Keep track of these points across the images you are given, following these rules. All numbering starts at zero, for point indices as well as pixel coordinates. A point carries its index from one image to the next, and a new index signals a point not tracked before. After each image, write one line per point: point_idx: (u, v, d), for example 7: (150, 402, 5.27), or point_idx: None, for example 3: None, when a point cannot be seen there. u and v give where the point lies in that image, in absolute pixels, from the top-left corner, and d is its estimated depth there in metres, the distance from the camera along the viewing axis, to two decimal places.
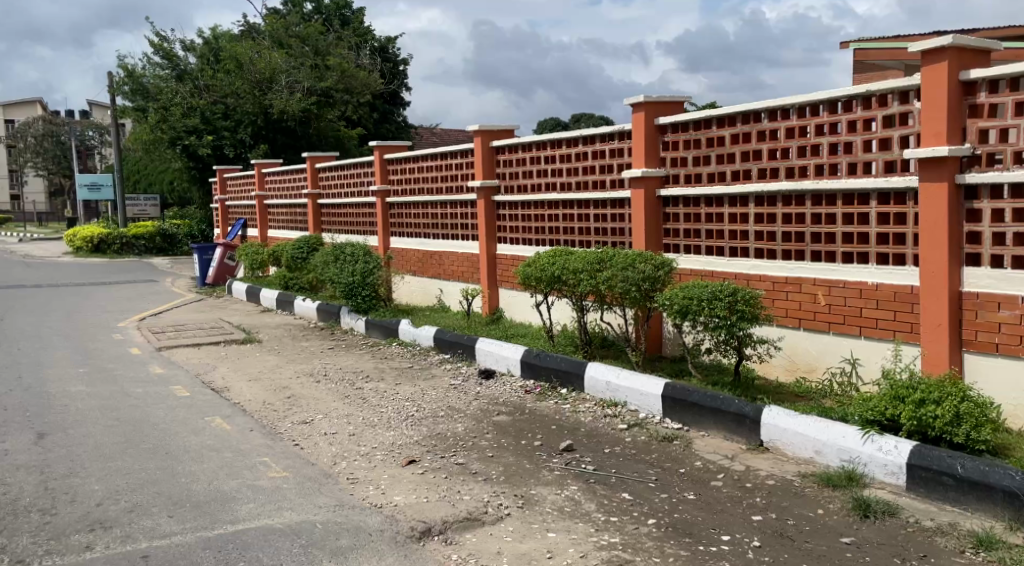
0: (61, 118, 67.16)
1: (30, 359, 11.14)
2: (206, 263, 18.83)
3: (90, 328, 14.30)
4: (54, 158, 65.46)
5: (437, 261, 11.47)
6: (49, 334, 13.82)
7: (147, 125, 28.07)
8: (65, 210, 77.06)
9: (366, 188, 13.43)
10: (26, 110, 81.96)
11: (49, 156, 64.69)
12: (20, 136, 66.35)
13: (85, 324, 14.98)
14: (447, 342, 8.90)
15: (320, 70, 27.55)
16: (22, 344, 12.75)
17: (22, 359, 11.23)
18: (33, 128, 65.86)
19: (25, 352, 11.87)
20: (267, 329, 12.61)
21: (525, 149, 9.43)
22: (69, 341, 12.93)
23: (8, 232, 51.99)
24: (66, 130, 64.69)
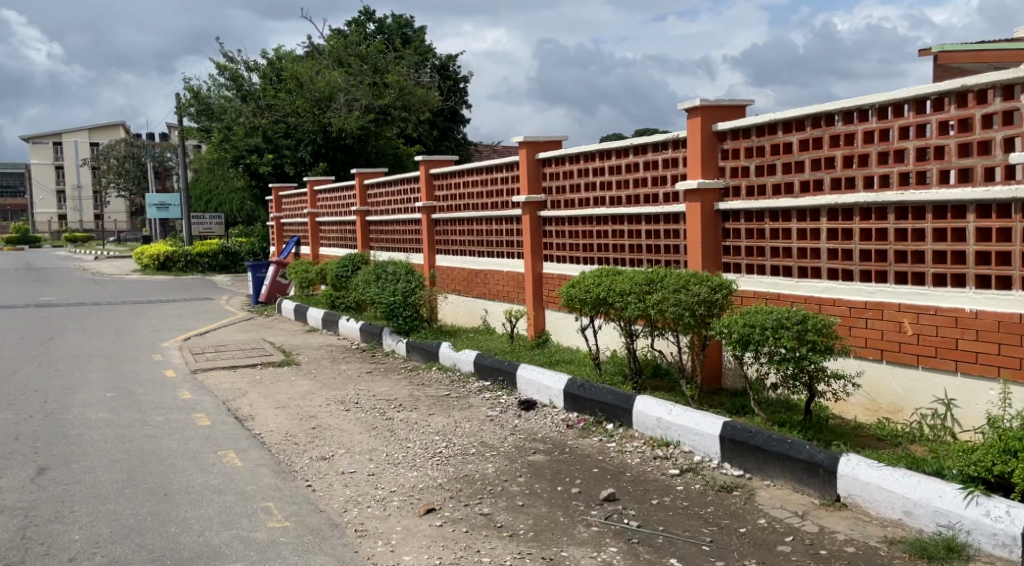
0: (139, 140, 69.06)
1: (66, 383, 10.88)
2: (259, 281, 18.50)
3: (134, 348, 14.09)
4: (132, 179, 67.18)
5: (483, 280, 10.83)
6: (93, 355, 13.66)
7: (211, 145, 28.30)
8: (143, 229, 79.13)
9: (412, 205, 12.90)
10: (109, 134, 84.73)
11: (128, 178, 66.77)
12: (101, 158, 68.55)
13: (131, 343, 14.77)
14: (487, 368, 8.24)
15: (379, 88, 27.21)
16: (63, 365, 12.58)
17: (59, 381, 11.00)
18: (113, 150, 67.80)
19: (63, 375, 11.63)
20: (307, 349, 12.11)
21: (572, 161, 8.75)
22: (109, 362, 12.70)
23: (89, 251, 53.55)
24: (145, 152, 66.72)
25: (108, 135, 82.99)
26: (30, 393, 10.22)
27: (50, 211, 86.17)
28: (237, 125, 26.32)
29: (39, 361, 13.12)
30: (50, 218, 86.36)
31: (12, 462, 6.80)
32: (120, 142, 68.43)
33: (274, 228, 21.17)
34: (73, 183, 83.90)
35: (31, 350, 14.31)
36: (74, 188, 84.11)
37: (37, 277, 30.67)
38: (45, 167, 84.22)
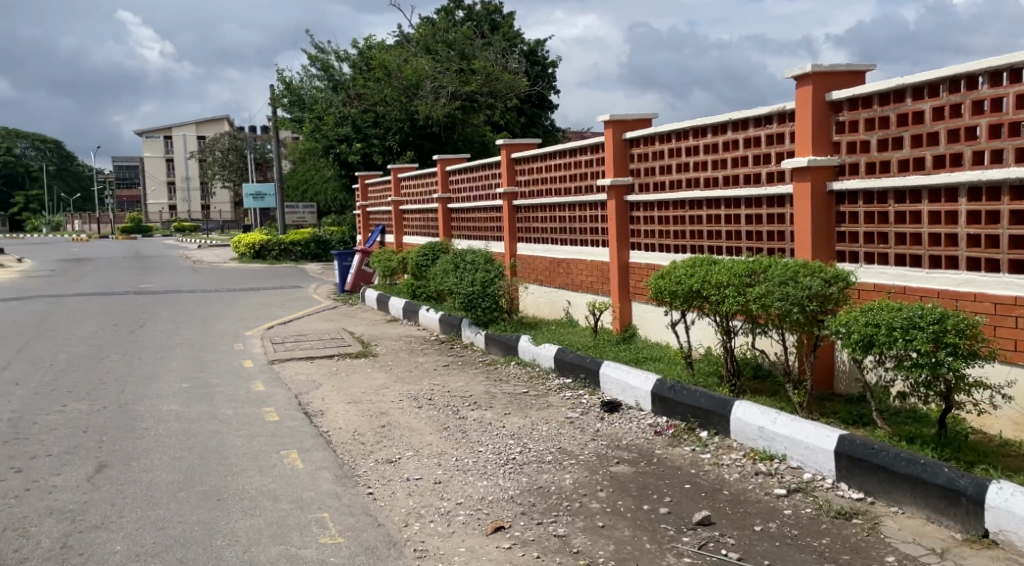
0: (241, 133, 70.84)
1: (145, 369, 10.74)
2: (345, 270, 18.28)
3: (217, 335, 14.00)
4: (233, 171, 68.89)
5: (565, 270, 10.25)
6: (177, 341, 13.61)
7: (303, 136, 28.45)
8: (245, 219, 81.28)
9: (494, 191, 12.38)
10: (214, 128, 87.29)
11: (232, 169, 68.79)
12: (206, 151, 70.70)
13: (216, 329, 14.68)
14: (569, 364, 7.66)
15: (465, 74, 26.64)
16: (146, 351, 12.52)
17: (138, 368, 10.88)
18: (216, 142, 69.64)
19: (144, 360, 11.51)
20: (386, 339, 11.70)
21: (663, 139, 8.07)
22: (191, 348, 12.60)
23: (193, 239, 55.07)
24: (247, 144, 68.59)
25: (213, 130, 85.87)
26: (107, 379, 10.09)
27: (158, 201, 89.28)
28: (329, 115, 26.29)
29: (123, 347, 13.10)
30: (160, 208, 89.85)
31: (71, 456, 6.54)
32: (222, 134, 70.29)
33: (360, 216, 20.75)
34: (182, 176, 86.90)
35: (118, 335, 14.36)
36: (180, 179, 86.91)
37: (137, 265, 31.41)
38: (155, 160, 87.28)
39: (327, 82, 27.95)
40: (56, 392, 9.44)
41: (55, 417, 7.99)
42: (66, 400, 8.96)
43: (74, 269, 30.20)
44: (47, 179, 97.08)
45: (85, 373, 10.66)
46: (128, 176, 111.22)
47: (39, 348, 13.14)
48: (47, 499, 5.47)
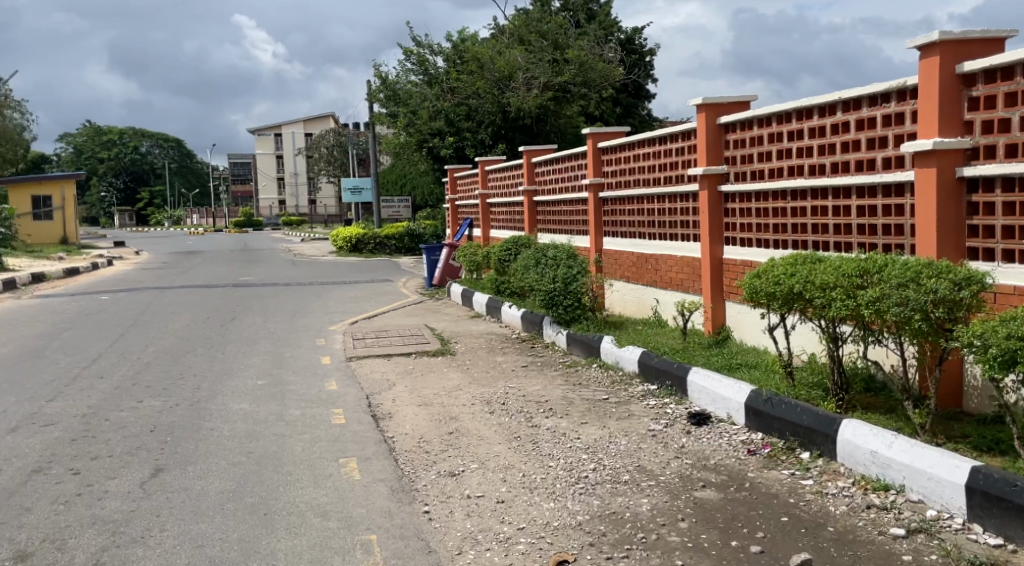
0: (345, 129, 72.06)
1: (226, 359, 10.55)
2: (433, 264, 17.95)
3: (302, 323, 13.82)
4: (337, 166, 70.12)
5: (653, 266, 9.60)
6: (262, 328, 13.49)
7: (398, 130, 28.39)
8: (347, 212, 82.71)
9: (580, 183, 11.80)
10: (321, 125, 89.34)
11: (337, 165, 70.04)
12: (312, 148, 72.23)
13: (302, 317, 14.50)
14: (656, 370, 7.11)
15: (558, 64, 26.02)
16: (230, 338, 12.42)
17: (219, 358, 10.74)
18: (321, 140, 70.94)
19: (227, 350, 11.30)
20: (467, 336, 11.27)
21: (763, 123, 7.35)
22: (274, 336, 12.43)
23: (299, 233, 56.22)
24: (349, 140, 69.70)
25: (320, 127, 88.03)
26: (187, 369, 9.93)
27: (267, 196, 91.87)
28: (423, 110, 26.13)
29: (211, 333, 13.04)
30: (270, 204, 92.46)
31: (132, 458, 6.20)
32: (328, 131, 71.64)
33: (450, 211, 20.30)
34: (290, 172, 89.12)
35: (207, 322, 14.37)
36: (289, 176, 89.16)
37: (241, 258, 32.09)
38: (264, 156, 89.77)
39: (422, 76, 27.77)
40: (136, 381, 9.22)
41: (127, 411, 7.68)
42: (143, 390, 8.77)
43: (180, 262, 30.98)
44: (170, 177, 101.40)
45: (168, 362, 10.53)
46: (242, 173, 114.84)
47: (132, 334, 13.21)
48: (95, 505, 5.17)
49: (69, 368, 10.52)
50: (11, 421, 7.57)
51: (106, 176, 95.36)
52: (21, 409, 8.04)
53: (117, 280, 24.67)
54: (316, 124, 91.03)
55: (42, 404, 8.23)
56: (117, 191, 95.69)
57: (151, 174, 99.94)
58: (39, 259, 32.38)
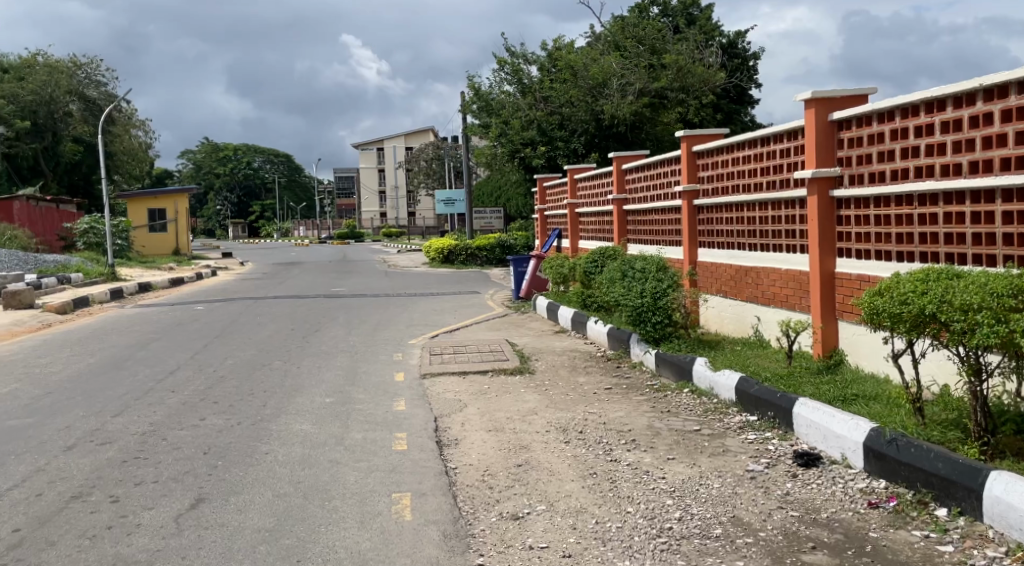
0: (444, 141, 72.49)
1: (301, 371, 10.05)
2: (520, 276, 17.26)
3: (383, 333, 13.33)
4: (437, 179, 70.53)
5: (754, 280, 8.74)
6: (342, 337, 13.06)
7: (491, 141, 27.91)
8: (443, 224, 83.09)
9: (673, 190, 10.98)
10: (421, 138, 90.63)
11: (436, 178, 70.52)
12: (412, 161, 72.91)
13: (385, 326, 14.01)
14: (756, 399, 6.36)
15: (655, 70, 25.09)
16: (309, 347, 12.02)
17: (294, 369, 10.29)
18: (421, 154, 72.34)
19: (305, 361, 10.79)
20: (550, 353, 10.56)
21: (884, 118, 6.49)
22: (353, 346, 11.96)
23: (396, 245, 56.57)
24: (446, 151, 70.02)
25: (420, 140, 89.15)
26: (260, 381, 9.45)
27: (369, 209, 93.29)
28: (516, 119, 25.55)
29: (292, 341, 12.63)
30: (369, 215, 93.76)
31: (176, 485, 5.56)
32: (429, 146, 72.39)
33: (539, 221, 19.62)
34: (390, 185, 90.29)
35: (292, 330, 14.01)
36: (390, 189, 90.34)
37: (338, 268, 32.16)
38: (368, 171, 91.33)
39: (516, 87, 27.31)
40: (206, 394, 8.72)
41: (186, 429, 7.15)
42: (210, 402, 8.29)
43: (277, 273, 31.20)
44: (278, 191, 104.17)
45: (244, 372, 10.08)
46: (346, 186, 117.14)
47: (217, 340, 12.90)
48: (121, 543, 4.61)
49: (146, 375, 10.19)
50: (69, 437, 7.06)
51: (222, 192, 99.07)
52: (84, 422, 7.51)
53: (215, 290, 24.87)
54: (417, 137, 92.15)
55: (108, 416, 7.75)
56: (233, 205, 99.19)
57: (263, 189, 103.24)
58: (149, 269, 33.22)
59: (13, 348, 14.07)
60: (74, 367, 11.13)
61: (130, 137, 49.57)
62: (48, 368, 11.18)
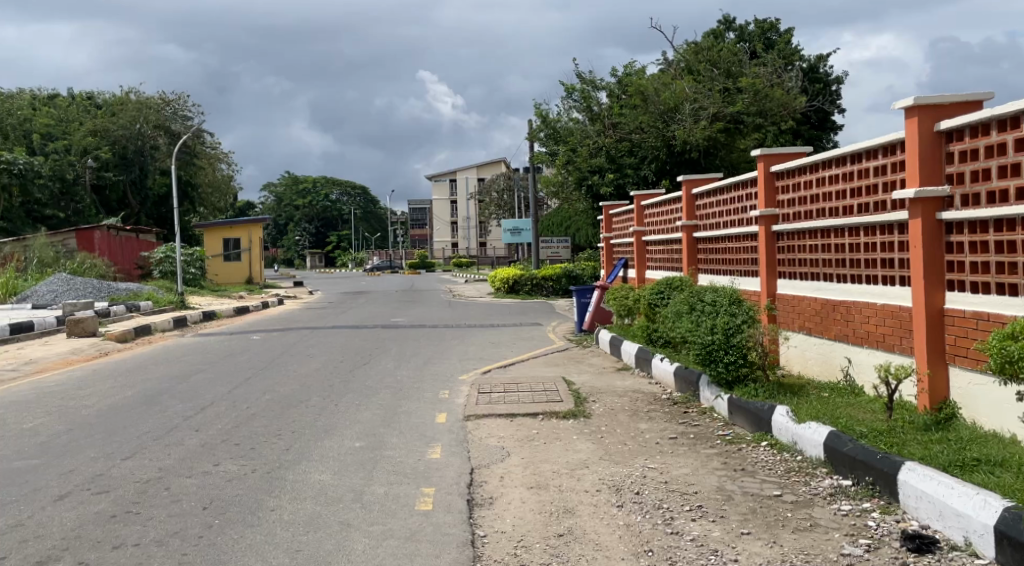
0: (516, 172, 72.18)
1: (340, 408, 9.26)
2: (584, 307, 16.29)
3: (434, 366, 12.49)
4: (508, 209, 70.18)
5: (843, 316, 7.71)
6: (391, 370, 12.28)
7: (559, 170, 27.07)
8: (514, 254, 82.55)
9: (749, 215, 10.00)
10: (493, 169, 90.45)
11: (508, 208, 70.17)
12: (484, 193, 72.75)
13: (438, 359, 13.17)
14: (852, 460, 5.45)
15: (731, 94, 23.87)
16: (354, 381, 11.25)
17: (333, 405, 9.51)
18: (493, 185, 72.18)
19: (346, 397, 10.00)
20: (609, 394, 9.61)
21: (1004, 126, 5.54)
22: (400, 380, 11.16)
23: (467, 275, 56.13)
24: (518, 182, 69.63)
25: (492, 171, 89.20)
26: (293, 419, 8.69)
27: (441, 239, 93.40)
28: (584, 147, 24.76)
29: (340, 374, 11.89)
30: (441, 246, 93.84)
31: (157, 551, 4.79)
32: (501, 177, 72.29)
33: (604, 250, 18.68)
34: (462, 216, 90.34)
35: (342, 361, 13.28)
36: (462, 220, 90.28)
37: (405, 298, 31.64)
38: (440, 202, 91.50)
39: (585, 114, 26.48)
40: (232, 434, 7.99)
41: (194, 478, 6.38)
42: (232, 443, 7.54)
43: (343, 303, 30.81)
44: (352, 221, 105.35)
45: (279, 409, 9.32)
46: (420, 217, 117.86)
47: (262, 372, 12.23)
48: None
49: (179, 408, 9.51)
50: (67, 484, 6.32)
51: (301, 222, 100.76)
52: (90, 465, 6.80)
53: (278, 319, 24.47)
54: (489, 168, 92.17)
55: (119, 458, 7.03)
56: (311, 236, 100.61)
57: (340, 219, 104.60)
58: (218, 298, 33.21)
59: (61, 377, 13.64)
60: (110, 398, 10.54)
61: (213, 171, 50.78)
62: (84, 400, 10.62)
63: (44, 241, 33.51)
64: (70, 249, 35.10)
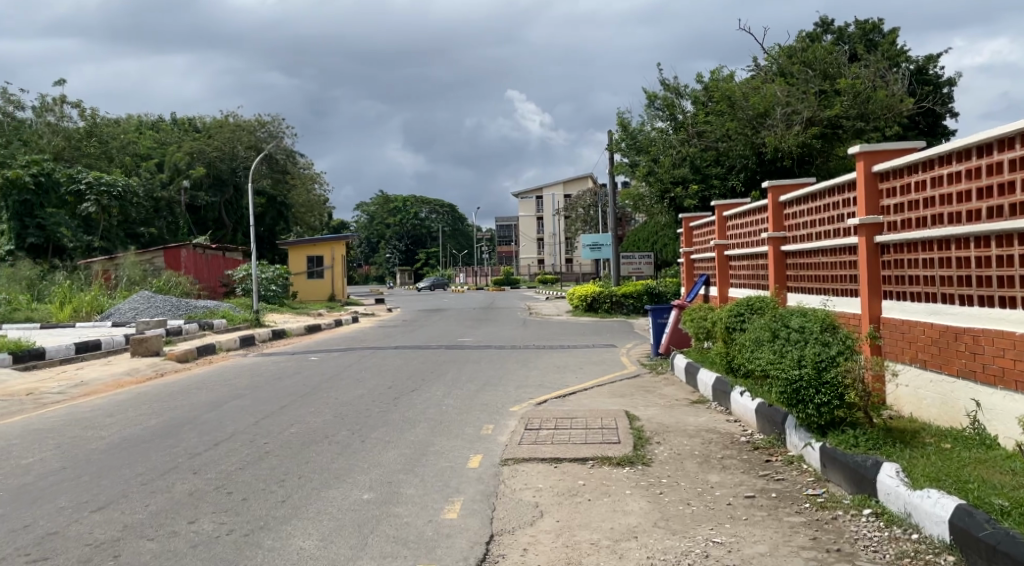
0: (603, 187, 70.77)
1: (367, 446, 8.14)
2: (660, 327, 14.80)
3: (486, 394, 11.22)
4: (595, 225, 68.75)
5: (969, 349, 6.34)
6: (439, 397, 11.08)
7: (640, 183, 25.50)
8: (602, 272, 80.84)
9: (844, 224, 8.53)
10: (580, 185, 88.62)
11: (595, 224, 68.74)
12: (572, 209, 71.42)
13: (495, 386, 11.91)
14: (988, 551, 4.33)
15: (829, 97, 20.96)
16: (394, 411, 10.08)
17: (358, 442, 8.37)
18: (580, 201, 71.06)
19: (378, 431, 8.86)
20: (676, 435, 8.24)
21: None
22: (445, 412, 9.94)
23: (551, 291, 55.02)
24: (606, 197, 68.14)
25: (580, 186, 87.92)
26: (308, 458, 7.59)
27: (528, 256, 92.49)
28: (667, 158, 23.25)
29: (382, 402, 10.75)
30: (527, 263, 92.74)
31: None
32: (588, 192, 71.13)
33: (684, 265, 17.17)
34: (550, 232, 89.32)
35: (391, 387, 12.14)
36: (548, 236, 89.17)
37: (480, 316, 30.48)
38: (527, 218, 90.62)
39: (670, 123, 24.88)
40: (230, 477, 6.90)
41: (153, 543, 5.28)
42: (225, 491, 6.46)
43: (418, 320, 29.91)
44: (441, 238, 105.57)
45: (298, 446, 8.19)
46: (507, 233, 117.30)
47: (301, 399, 11.14)
48: None
49: (194, 441, 8.48)
50: (6, 547, 5.29)
51: (391, 240, 101.31)
52: (49, 520, 5.80)
53: (347, 336, 23.52)
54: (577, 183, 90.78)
55: (84, 511, 5.98)
56: (401, 253, 100.94)
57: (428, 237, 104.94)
58: (296, 315, 32.81)
59: (101, 400, 12.79)
60: (128, 429, 9.57)
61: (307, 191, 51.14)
62: (102, 431, 9.68)
63: (133, 260, 33.59)
64: (156, 267, 35.20)
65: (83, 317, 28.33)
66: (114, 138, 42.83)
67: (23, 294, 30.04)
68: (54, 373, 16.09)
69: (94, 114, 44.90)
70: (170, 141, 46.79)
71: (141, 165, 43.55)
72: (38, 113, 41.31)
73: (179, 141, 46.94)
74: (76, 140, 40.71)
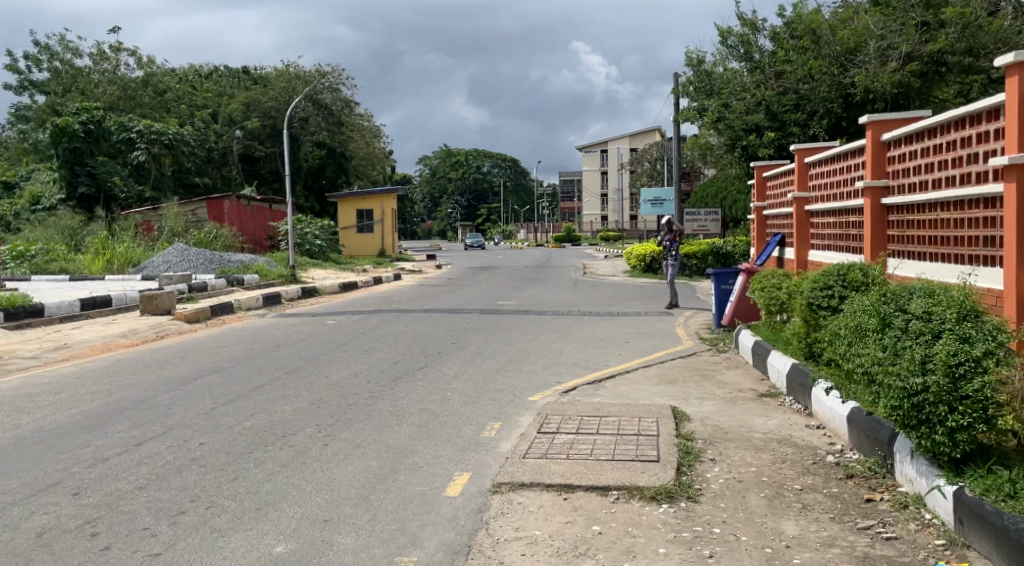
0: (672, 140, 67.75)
1: (325, 453, 6.18)
2: (725, 295, 12.55)
3: (506, 376, 9.19)
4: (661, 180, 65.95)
5: None
6: (447, 378, 9.07)
7: (710, 130, 22.88)
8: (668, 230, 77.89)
9: (980, 164, 6.23)
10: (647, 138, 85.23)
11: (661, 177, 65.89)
12: (638, 162, 68.49)
13: (520, 365, 9.86)
14: None
15: (930, 29, 18.12)
16: (385, 399, 8.11)
17: (317, 445, 6.43)
18: (645, 154, 68.37)
19: (350, 429, 6.90)
20: (736, 447, 6.12)
21: None
22: (450, 401, 7.94)
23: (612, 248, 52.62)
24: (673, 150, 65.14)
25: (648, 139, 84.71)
26: (237, 473, 5.66)
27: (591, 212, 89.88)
28: (740, 99, 20.61)
29: (378, 384, 8.82)
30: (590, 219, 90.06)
31: None
32: (655, 144, 68.42)
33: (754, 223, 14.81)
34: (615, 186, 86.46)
35: (396, 363, 10.18)
36: (612, 192, 86.37)
37: (531, 275, 28.47)
38: (590, 173, 87.91)
39: (746, 63, 22.17)
40: (114, 503, 4.99)
41: None
42: (87, 531, 4.54)
43: (464, 278, 28.03)
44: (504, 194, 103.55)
45: (240, 447, 6.29)
46: (570, 189, 114.51)
47: (284, 377, 9.24)
48: None
49: (115, 437, 6.61)
50: None
51: (453, 194, 99.65)
52: None
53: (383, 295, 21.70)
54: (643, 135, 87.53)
55: None
56: (462, 207, 99.14)
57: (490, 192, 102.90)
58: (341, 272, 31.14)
59: (71, 367, 11.08)
60: (55, 411, 7.76)
61: (365, 143, 49.52)
62: (26, 411, 7.90)
63: (175, 211, 32.01)
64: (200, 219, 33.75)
65: (117, 271, 26.77)
66: (169, 89, 41.52)
67: (61, 243, 28.81)
68: (47, 333, 14.47)
69: (148, 61, 43.65)
70: (221, 91, 45.35)
71: (195, 114, 42.19)
72: (95, 62, 40.76)
73: (231, 90, 45.48)
74: (130, 89, 39.48)
